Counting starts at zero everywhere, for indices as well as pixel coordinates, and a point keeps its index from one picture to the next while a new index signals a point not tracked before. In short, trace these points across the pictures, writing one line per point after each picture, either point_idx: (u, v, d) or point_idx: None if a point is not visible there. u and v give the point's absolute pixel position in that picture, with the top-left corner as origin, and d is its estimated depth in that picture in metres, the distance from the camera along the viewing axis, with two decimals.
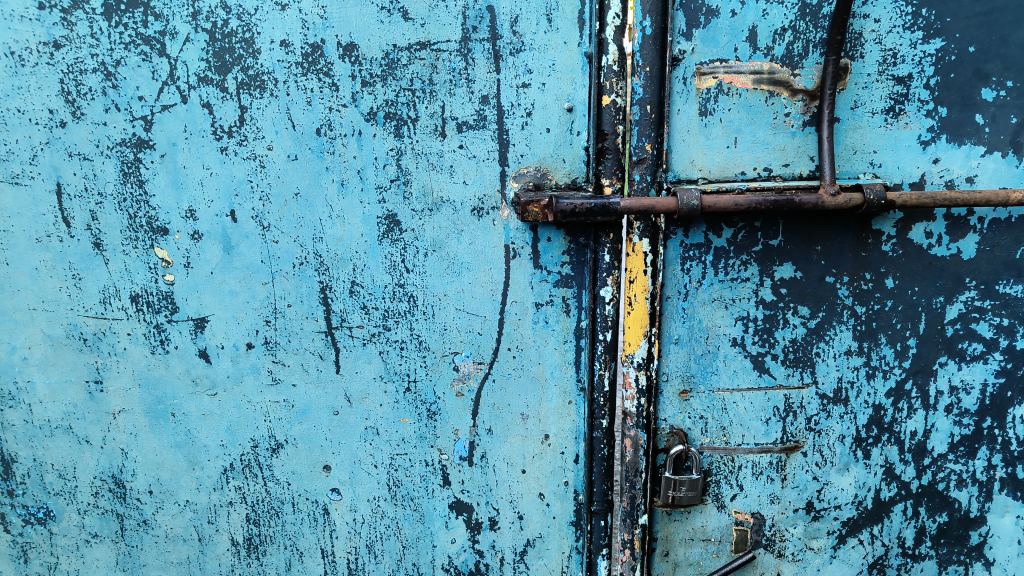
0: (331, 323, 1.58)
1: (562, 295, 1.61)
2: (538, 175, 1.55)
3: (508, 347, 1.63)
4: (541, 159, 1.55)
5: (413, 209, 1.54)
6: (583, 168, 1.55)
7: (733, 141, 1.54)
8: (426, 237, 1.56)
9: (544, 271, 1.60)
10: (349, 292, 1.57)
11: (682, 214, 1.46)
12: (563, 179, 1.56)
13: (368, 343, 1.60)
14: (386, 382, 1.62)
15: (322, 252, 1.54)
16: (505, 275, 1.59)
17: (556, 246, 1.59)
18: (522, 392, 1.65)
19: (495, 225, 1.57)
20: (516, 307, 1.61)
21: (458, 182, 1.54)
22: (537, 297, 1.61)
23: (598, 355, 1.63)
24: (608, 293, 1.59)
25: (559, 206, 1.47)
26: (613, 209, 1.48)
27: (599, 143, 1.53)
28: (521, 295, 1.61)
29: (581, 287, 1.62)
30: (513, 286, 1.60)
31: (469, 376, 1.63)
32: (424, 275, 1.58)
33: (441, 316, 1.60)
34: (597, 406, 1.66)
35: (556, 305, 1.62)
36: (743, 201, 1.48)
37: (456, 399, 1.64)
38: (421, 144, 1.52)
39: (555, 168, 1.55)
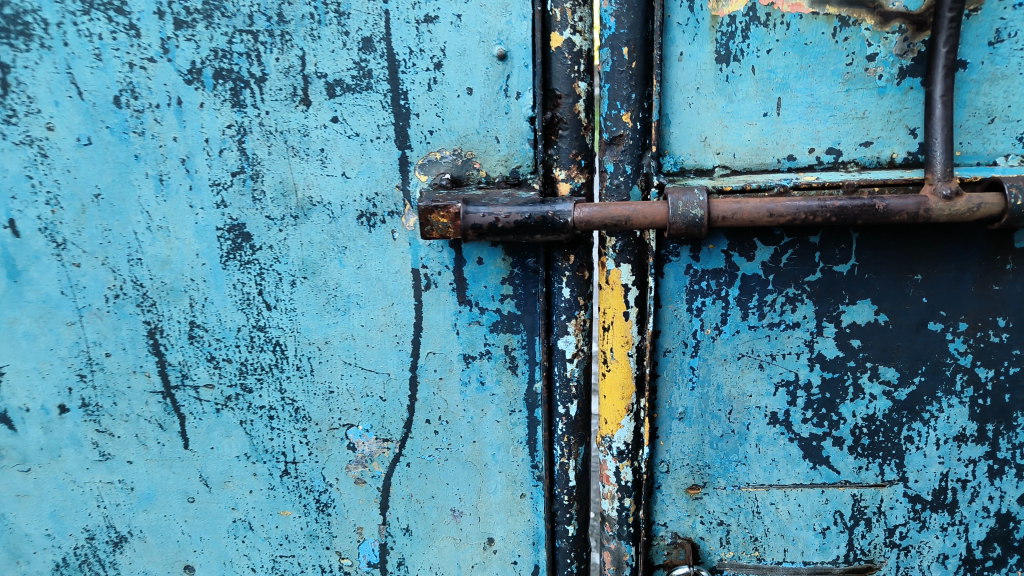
0: (169, 381, 1.11)
1: (502, 343, 1.08)
2: (454, 163, 1.00)
3: (426, 418, 1.13)
4: (461, 137, 0.98)
5: (268, 217, 1.03)
6: (529, 152, 0.98)
7: (775, 103, 0.93)
8: (292, 259, 1.05)
9: (473, 308, 1.07)
10: (188, 338, 1.09)
11: (676, 232, 0.89)
12: (495, 169, 0.99)
13: (223, 409, 1.13)
14: (252, 462, 1.16)
15: (147, 283, 1.06)
16: (415, 314, 1.07)
17: (490, 272, 1.04)
18: (452, 479, 1.16)
19: (394, 240, 1.04)
20: (434, 359, 1.10)
21: (335, 174, 1.01)
22: (465, 348, 1.09)
23: (558, 437, 1.11)
24: (569, 348, 1.06)
25: (469, 218, 0.91)
26: (559, 224, 0.91)
27: (551, 113, 0.96)
28: (439, 343, 1.09)
29: (533, 332, 1.07)
30: (426, 329, 1.08)
31: (372, 457, 1.15)
32: (295, 315, 1.08)
33: (324, 373, 1.11)
34: (560, 505, 1.15)
35: (494, 358, 1.09)
36: (780, 204, 0.88)
37: (356, 488, 1.17)
38: (274, 116, 0.99)
39: (483, 152, 0.99)
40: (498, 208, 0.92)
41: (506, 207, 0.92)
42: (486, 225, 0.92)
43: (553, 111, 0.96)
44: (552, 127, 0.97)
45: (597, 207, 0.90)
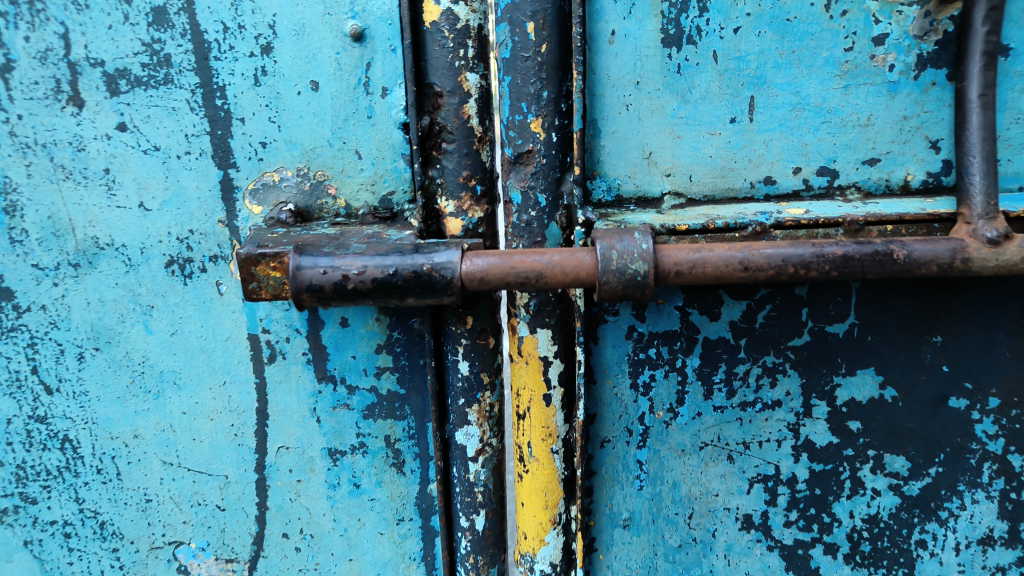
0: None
1: (382, 434, 0.80)
2: (298, 188, 0.71)
3: (284, 532, 0.83)
4: (306, 151, 0.70)
5: (34, 266, 0.72)
6: (405, 172, 0.71)
7: (746, 104, 0.66)
8: (76, 323, 0.74)
9: (340, 386, 0.78)
10: None
11: (609, 294, 0.62)
12: (358, 197, 0.72)
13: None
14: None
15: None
16: (257, 397, 0.78)
17: (359, 338, 0.76)
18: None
19: (220, 296, 0.74)
20: (289, 456, 0.80)
21: (129, 206, 0.71)
22: (331, 440, 0.80)
23: (462, 556, 0.82)
24: (470, 442, 0.77)
25: (302, 277, 0.61)
26: (438, 283, 0.62)
27: (429, 119, 0.67)
28: (294, 434, 0.79)
29: (424, 417, 0.79)
30: (274, 416, 0.79)
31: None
32: (88, 402, 0.77)
33: (136, 478, 0.80)
34: None
35: (371, 453, 0.80)
36: (757, 251, 0.62)
37: None
38: (30, 122, 0.69)
39: (340, 172, 0.71)
40: (346, 260, 0.62)
41: (359, 257, 0.62)
42: (329, 286, 0.62)
43: (433, 115, 0.67)
44: (433, 138, 0.67)
45: (494, 257, 0.62)
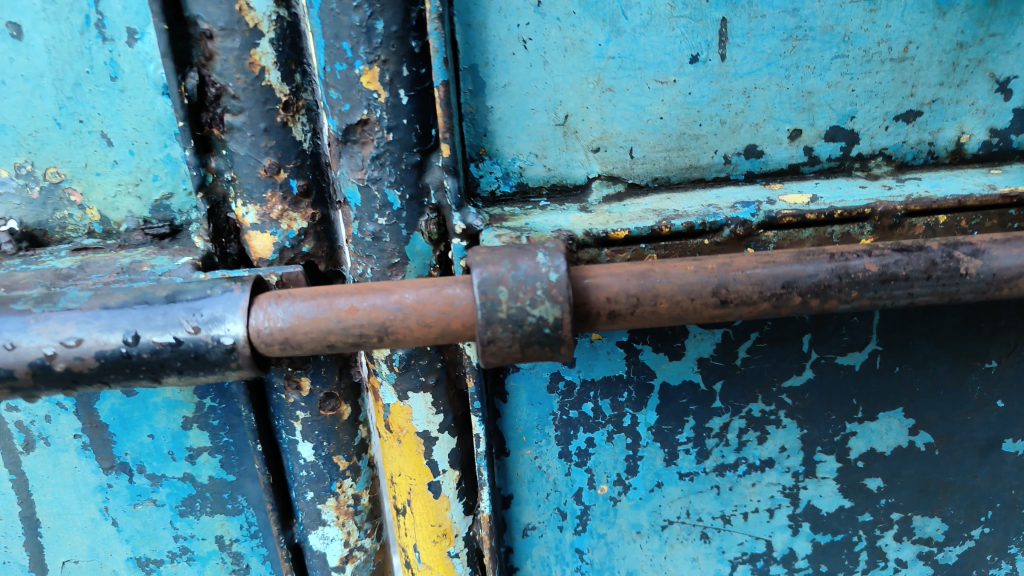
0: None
1: (211, 535, 0.56)
2: (21, 196, 0.46)
3: None
4: (23, 137, 0.44)
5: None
6: (182, 164, 0.45)
7: (715, 33, 0.42)
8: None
9: (138, 476, 0.53)
10: None
11: (497, 355, 0.36)
12: (116, 206, 0.46)
13: None
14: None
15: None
16: (19, 501, 0.53)
17: (155, 410, 0.50)
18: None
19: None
20: (79, 571, 0.57)
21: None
22: (138, 549, 0.56)
23: None
24: (330, 546, 0.56)
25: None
26: (212, 354, 0.37)
27: (195, 80, 0.41)
28: (83, 543, 0.56)
29: (263, 508, 0.55)
30: (47, 523, 0.55)
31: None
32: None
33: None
34: None
35: (199, 560, 0.57)
36: (738, 268, 0.37)
37: None
38: None
39: (82, 168, 0.45)
40: (52, 324, 0.36)
41: (74, 316, 0.37)
42: (23, 372, 0.36)
43: (205, 70, 0.41)
44: (209, 109, 0.42)
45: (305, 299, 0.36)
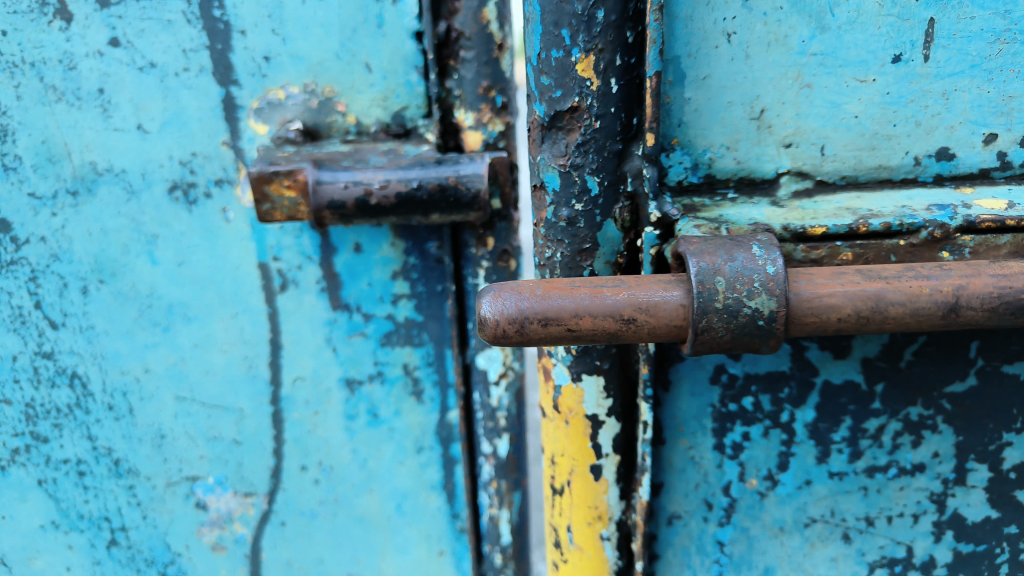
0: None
1: (400, 362, 0.75)
2: (305, 106, 0.62)
3: (302, 465, 0.79)
4: (312, 65, 0.61)
5: (31, 195, 0.66)
6: (417, 86, 0.62)
7: (920, 33, 0.45)
8: (78, 255, 0.68)
9: (355, 314, 0.72)
10: None
11: (709, 345, 0.41)
12: (369, 113, 0.63)
13: (11, 466, 0.78)
14: (63, 532, 0.82)
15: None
16: (270, 328, 0.72)
17: (375, 265, 0.70)
18: (346, 541, 0.83)
19: (227, 223, 0.67)
20: (304, 388, 0.75)
21: (126, 129, 0.63)
22: (348, 370, 0.74)
23: (484, 482, 0.79)
24: (492, 366, 0.75)
25: (324, 192, 0.56)
26: (465, 196, 0.57)
27: (445, 26, 0.59)
28: (309, 365, 0.74)
29: (441, 343, 0.74)
30: (287, 348, 0.73)
31: (231, 518, 0.80)
32: (94, 336, 0.71)
33: (150, 414, 0.75)
34: (490, 566, 0.83)
35: (389, 382, 0.76)
36: (971, 294, 0.40)
37: (213, 557, 0.83)
38: (17, 38, 0.61)
39: (348, 88, 0.62)
40: (369, 174, 0.56)
41: (380, 171, 0.56)
42: (352, 202, 0.56)
43: (449, 22, 0.60)
44: (450, 46, 0.60)
45: (535, 306, 0.39)
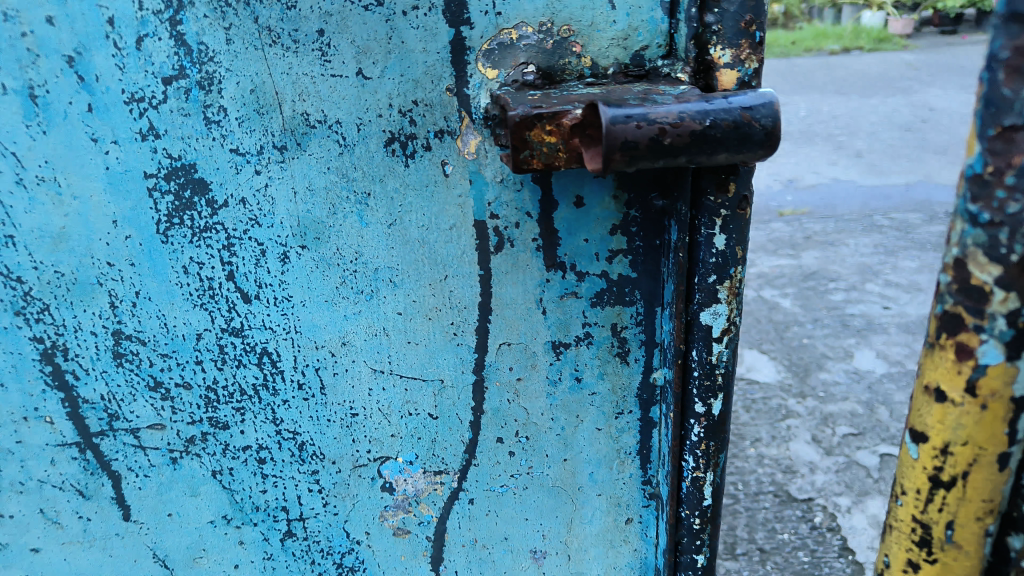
0: (86, 428, 0.67)
1: (608, 323, 0.70)
2: (539, 47, 0.58)
3: (499, 437, 0.74)
4: (552, 1, 0.57)
5: (234, 152, 0.58)
6: (662, 23, 0.58)
7: None
8: (280, 218, 0.61)
9: (570, 273, 0.67)
10: (114, 358, 0.64)
11: None
12: (607, 54, 0.59)
13: (182, 459, 0.69)
14: (234, 527, 0.74)
15: (27, 277, 0.60)
16: (481, 292, 0.67)
17: (594, 219, 0.65)
18: (533, 513, 0.79)
19: (446, 178, 0.62)
20: (510, 354, 0.70)
21: (345, 74, 0.57)
22: (556, 333, 0.69)
23: (693, 444, 0.73)
24: (716, 322, 0.67)
25: (617, 130, 0.49)
26: (756, 133, 0.51)
27: None
28: (518, 328, 0.69)
29: (654, 301, 0.69)
30: (498, 311, 0.68)
31: (418, 498, 0.75)
32: (291, 309, 0.64)
33: (343, 391, 0.69)
34: (687, 532, 0.78)
35: (596, 344, 0.71)
36: None
37: (395, 543, 0.78)
38: None
39: (588, 26, 0.58)
40: (660, 110, 0.50)
41: (672, 105, 0.50)
42: (645, 142, 0.49)
43: None
44: None
45: None
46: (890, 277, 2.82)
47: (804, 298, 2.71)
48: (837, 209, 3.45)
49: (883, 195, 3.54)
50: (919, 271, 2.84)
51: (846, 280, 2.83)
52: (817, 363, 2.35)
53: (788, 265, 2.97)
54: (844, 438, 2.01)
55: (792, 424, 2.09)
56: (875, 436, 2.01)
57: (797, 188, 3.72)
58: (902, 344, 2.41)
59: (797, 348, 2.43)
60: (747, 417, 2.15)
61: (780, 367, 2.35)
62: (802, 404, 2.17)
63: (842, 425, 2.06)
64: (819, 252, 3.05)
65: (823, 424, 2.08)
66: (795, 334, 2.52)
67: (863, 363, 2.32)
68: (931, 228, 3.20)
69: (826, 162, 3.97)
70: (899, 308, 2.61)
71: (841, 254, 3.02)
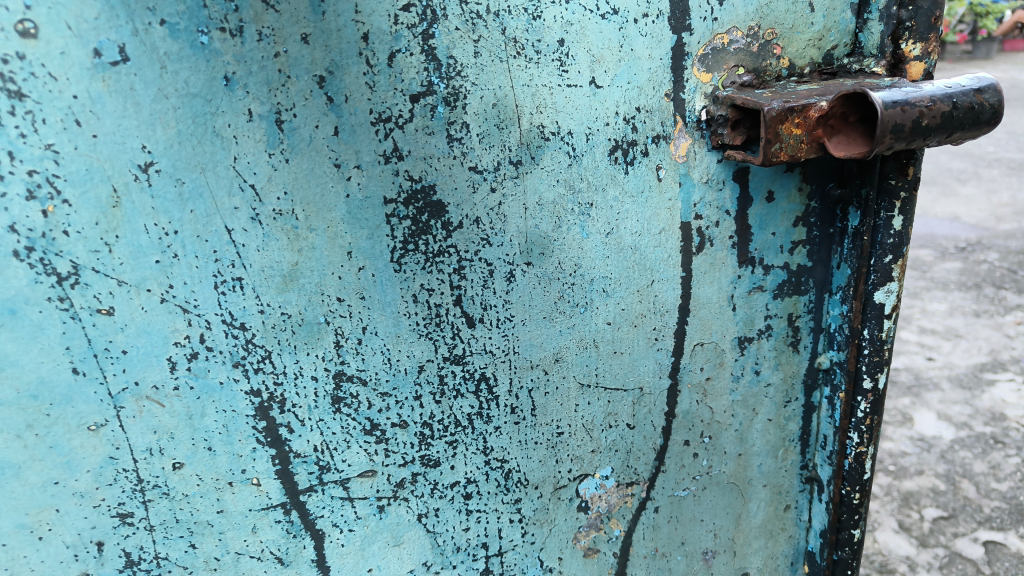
0: (294, 485, 0.62)
1: (785, 313, 0.73)
2: (746, 50, 0.61)
3: (686, 439, 0.74)
4: (761, 6, 0.60)
5: (472, 169, 0.56)
6: (851, 23, 0.63)
7: None
8: (509, 236, 0.59)
9: (757, 268, 0.69)
10: (330, 403, 0.60)
11: None
12: (804, 54, 0.62)
13: (389, 506, 0.65)
14: (433, 573, 0.70)
15: (252, 323, 0.55)
16: (682, 293, 0.67)
17: (781, 212, 0.68)
18: (708, 513, 0.80)
19: (659, 183, 0.63)
20: (702, 354, 0.71)
21: (580, 84, 0.57)
22: (742, 328, 0.72)
23: (858, 422, 0.74)
24: (888, 300, 0.69)
25: (890, 116, 0.52)
26: (986, 111, 0.56)
27: None
28: (712, 327, 0.70)
29: (824, 289, 0.73)
30: (695, 312, 0.69)
31: (610, 514, 0.74)
32: (512, 329, 0.63)
33: (552, 410, 0.67)
34: (848, 510, 0.79)
35: (775, 336, 0.73)
36: None
37: (585, 563, 0.76)
38: None
39: (790, 29, 0.61)
40: (915, 94, 0.54)
41: (923, 90, 0.54)
42: (909, 124, 0.53)
43: None
44: None
45: None
46: (924, 323, 2.50)
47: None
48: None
49: None
50: (949, 314, 2.55)
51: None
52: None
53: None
54: (935, 524, 1.61)
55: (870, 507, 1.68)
56: (969, 519, 1.61)
57: None
58: (961, 402, 2.05)
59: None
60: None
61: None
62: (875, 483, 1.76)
63: (928, 506, 1.65)
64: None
65: (907, 506, 1.67)
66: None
67: (926, 428, 1.95)
68: (944, 264, 2.92)
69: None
70: (943, 359, 2.27)
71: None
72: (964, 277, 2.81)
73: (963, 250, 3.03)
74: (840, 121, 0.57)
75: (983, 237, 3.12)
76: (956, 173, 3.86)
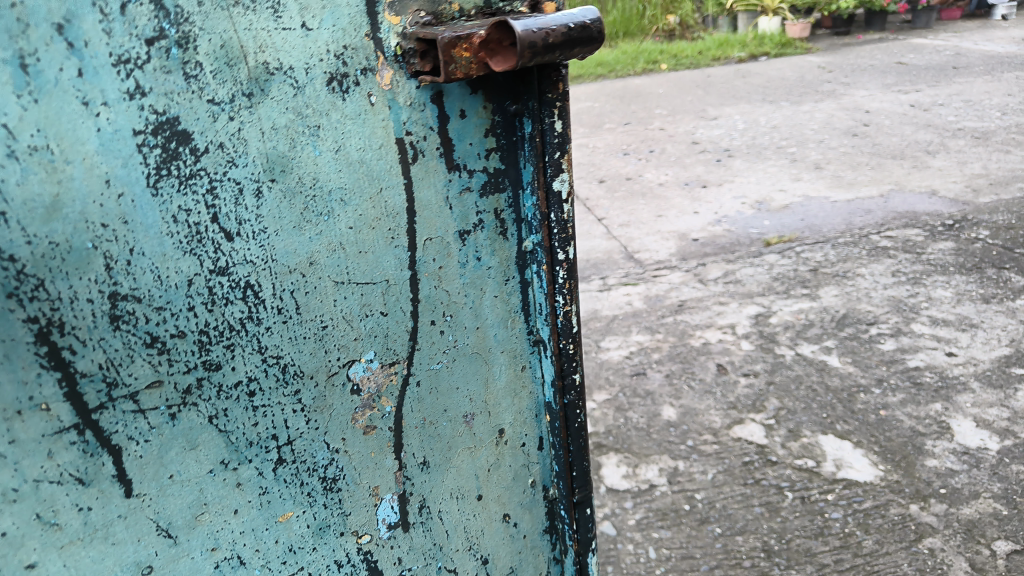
0: (84, 405, 0.69)
1: (490, 210, 0.91)
2: None
3: (432, 320, 0.91)
4: None
5: (211, 102, 0.67)
6: None
7: None
8: (252, 157, 0.71)
9: (463, 173, 0.87)
10: (109, 321, 0.68)
11: None
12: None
13: (180, 412, 0.75)
14: (232, 470, 0.81)
15: (20, 254, 0.62)
16: (408, 198, 0.83)
17: (473, 126, 0.85)
18: (461, 381, 0.96)
19: (372, 107, 0.77)
20: (433, 247, 0.88)
21: (292, 27, 0.70)
22: (460, 223, 0.89)
23: (561, 286, 0.96)
24: (563, 188, 0.92)
25: (526, 37, 0.73)
26: (595, 32, 0.78)
27: None
28: (436, 225, 0.87)
29: (518, 186, 0.91)
30: (421, 213, 0.85)
31: (380, 393, 0.90)
32: (268, 239, 0.75)
33: (315, 307, 0.80)
34: (567, 359, 1.01)
35: (486, 228, 0.91)
36: None
37: (366, 441, 0.90)
38: None
39: None
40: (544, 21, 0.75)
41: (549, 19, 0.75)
42: (539, 42, 0.74)
43: None
44: None
45: None
46: (934, 313, 2.76)
47: (854, 352, 2.58)
48: (823, 228, 3.56)
49: (865, 210, 3.70)
50: (958, 301, 2.83)
51: (887, 322, 2.73)
52: (912, 446, 2.12)
53: (812, 309, 2.86)
54: (1010, 560, 1.75)
55: (934, 545, 1.81)
56: None
57: (772, 210, 3.84)
58: (996, 405, 2.26)
59: (881, 425, 2.21)
60: (882, 552, 1.81)
61: (874, 457, 2.10)
62: (929, 512, 1.91)
63: (998, 540, 1.80)
64: (837, 287, 3.01)
65: (972, 539, 1.82)
66: (866, 404, 2.31)
67: (969, 439, 2.13)
68: (941, 245, 3.27)
69: (788, 176, 4.27)
70: (965, 355, 2.50)
71: (862, 289, 2.98)
72: (959, 257, 3.17)
73: (954, 227, 3.42)
74: (498, 45, 0.76)
75: (969, 212, 3.55)
76: (926, 144, 4.53)
